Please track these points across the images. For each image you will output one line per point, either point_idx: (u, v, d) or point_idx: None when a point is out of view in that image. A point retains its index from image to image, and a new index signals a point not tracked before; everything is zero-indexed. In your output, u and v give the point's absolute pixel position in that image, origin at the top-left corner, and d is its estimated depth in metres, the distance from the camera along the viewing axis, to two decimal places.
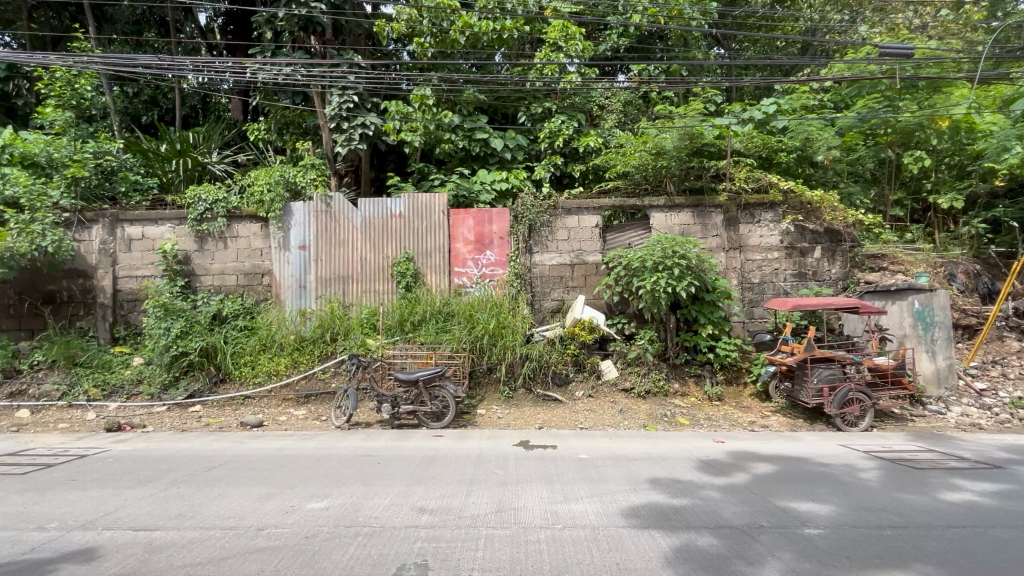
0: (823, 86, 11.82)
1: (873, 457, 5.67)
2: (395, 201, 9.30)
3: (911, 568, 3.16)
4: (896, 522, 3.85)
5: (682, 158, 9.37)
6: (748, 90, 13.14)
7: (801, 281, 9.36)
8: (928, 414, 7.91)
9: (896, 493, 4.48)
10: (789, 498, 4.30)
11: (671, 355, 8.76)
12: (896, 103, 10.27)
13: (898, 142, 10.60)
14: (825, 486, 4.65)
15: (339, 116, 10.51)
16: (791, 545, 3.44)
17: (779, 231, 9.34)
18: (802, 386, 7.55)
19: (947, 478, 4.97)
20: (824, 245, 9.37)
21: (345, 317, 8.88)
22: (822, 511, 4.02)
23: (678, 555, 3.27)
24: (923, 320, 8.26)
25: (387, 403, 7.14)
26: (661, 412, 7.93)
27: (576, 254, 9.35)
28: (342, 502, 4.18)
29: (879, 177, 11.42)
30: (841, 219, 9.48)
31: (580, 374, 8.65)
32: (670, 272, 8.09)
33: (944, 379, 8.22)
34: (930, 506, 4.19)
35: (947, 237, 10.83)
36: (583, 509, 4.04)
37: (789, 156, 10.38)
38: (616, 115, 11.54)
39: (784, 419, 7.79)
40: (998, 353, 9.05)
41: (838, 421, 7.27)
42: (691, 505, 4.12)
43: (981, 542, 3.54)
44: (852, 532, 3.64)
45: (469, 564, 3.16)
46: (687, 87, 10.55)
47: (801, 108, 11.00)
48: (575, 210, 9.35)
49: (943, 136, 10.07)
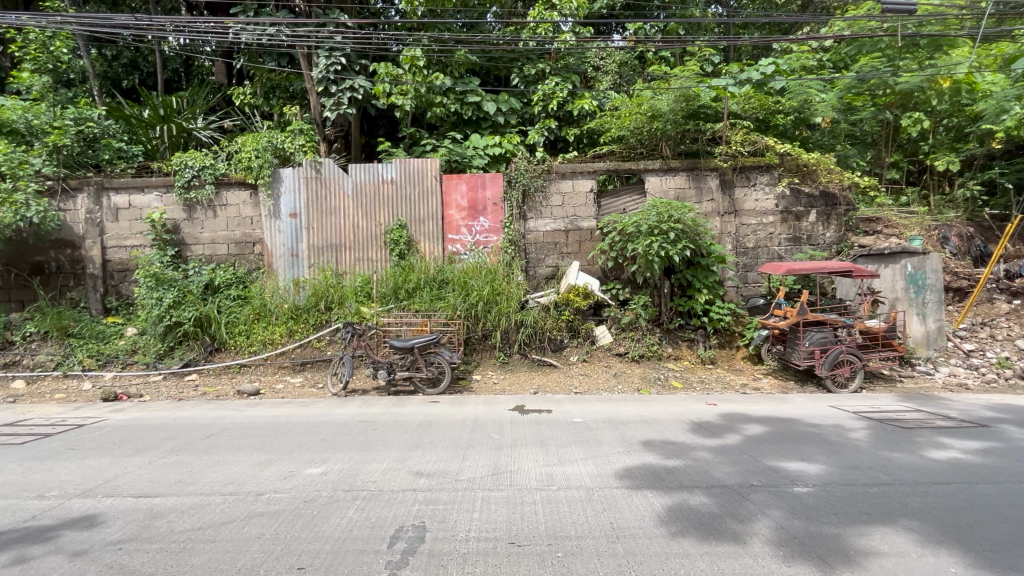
0: (823, 45, 11.66)
1: (862, 417, 5.78)
2: (387, 167, 9.14)
3: (896, 524, 3.24)
4: (883, 479, 3.94)
5: (678, 121, 9.21)
6: (746, 50, 12.90)
7: (795, 245, 9.38)
8: (916, 375, 8.06)
9: (883, 452, 4.58)
10: (781, 459, 4.38)
11: (664, 320, 8.87)
12: (896, 63, 10.12)
13: (897, 103, 10.45)
14: (815, 446, 4.75)
15: (327, 78, 10.22)
16: (782, 503, 3.51)
17: (775, 195, 9.28)
18: (793, 349, 7.64)
19: (934, 436, 5.08)
20: (819, 209, 9.35)
21: (339, 285, 8.82)
22: (812, 470, 4.10)
23: (670, 514, 3.34)
24: (915, 283, 8.31)
25: (383, 370, 7.17)
26: (654, 375, 8.03)
27: (570, 220, 9.29)
28: (340, 467, 4.24)
29: (877, 140, 11.21)
30: (837, 182, 9.41)
31: (574, 339, 8.69)
32: (665, 237, 8.08)
33: (933, 341, 8.37)
34: (917, 464, 4.30)
35: (941, 199, 10.78)
36: (577, 471, 4.11)
37: (786, 118, 10.25)
38: (611, 77, 11.30)
39: (775, 381, 7.92)
40: (987, 315, 9.15)
41: (829, 382, 7.39)
42: (685, 466, 4.20)
43: (964, 498, 3.64)
44: (840, 490, 3.73)
45: (467, 525, 3.22)
46: (684, 47, 10.31)
47: (800, 68, 10.89)
48: (570, 173, 9.22)
49: (943, 97, 10.02)
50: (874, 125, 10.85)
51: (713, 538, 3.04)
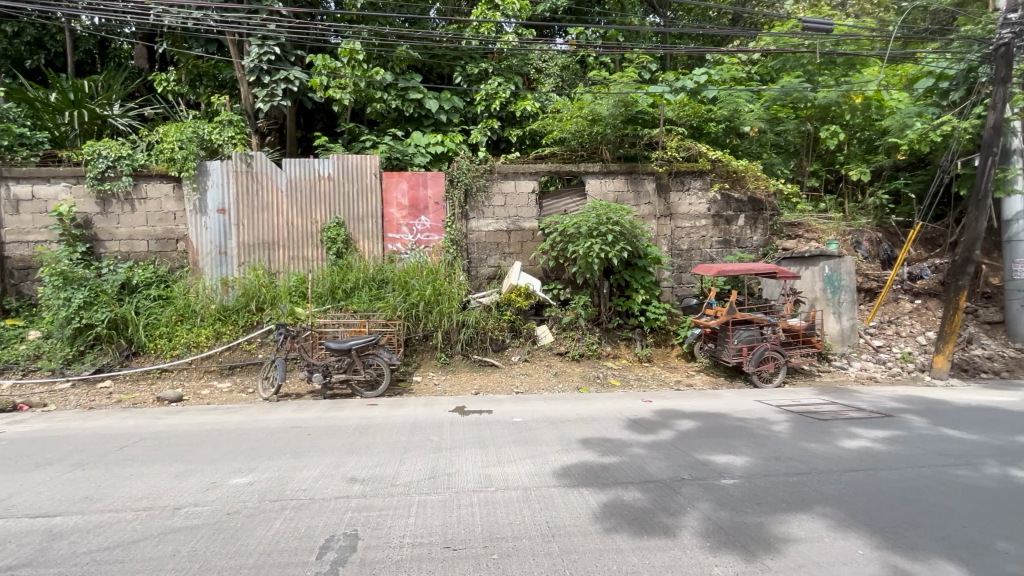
0: (751, 58, 12.28)
1: (784, 411, 6.13)
2: (323, 163, 8.83)
3: (812, 510, 3.45)
4: (801, 469, 4.19)
5: (617, 125, 9.45)
6: (681, 59, 13.43)
7: (725, 248, 9.84)
8: (832, 369, 8.65)
9: (802, 443, 4.87)
10: (709, 452, 4.57)
11: (604, 319, 9.06)
12: (816, 79, 10.95)
13: (816, 116, 11.30)
14: (741, 439, 4.99)
15: (259, 68, 9.76)
16: (710, 495, 3.66)
17: (707, 200, 9.70)
18: (723, 346, 8.02)
19: (847, 427, 5.47)
20: (747, 214, 9.86)
21: (272, 285, 8.42)
22: (738, 462, 4.30)
23: (605, 511, 3.41)
24: (831, 283, 8.94)
25: (319, 373, 6.90)
26: (594, 373, 8.19)
27: (512, 220, 9.32)
28: (269, 476, 4.04)
29: (799, 149, 11.96)
30: (764, 188, 9.96)
31: (516, 339, 8.77)
32: (603, 239, 8.26)
33: (847, 338, 9.03)
34: (830, 453, 4.60)
35: (855, 207, 11.66)
36: (515, 471, 4.12)
37: (718, 126, 10.74)
38: (553, 80, 11.46)
39: (707, 377, 8.29)
40: (894, 313, 9.95)
41: (755, 378, 7.79)
42: (620, 463, 4.29)
43: (871, 483, 3.93)
44: (763, 480, 3.93)
45: (401, 531, 3.14)
46: (624, 53, 10.55)
47: (731, 79, 11.42)
48: (512, 174, 9.25)
49: (856, 112, 10.87)
50: (796, 136, 11.58)
51: (644, 533, 3.12)
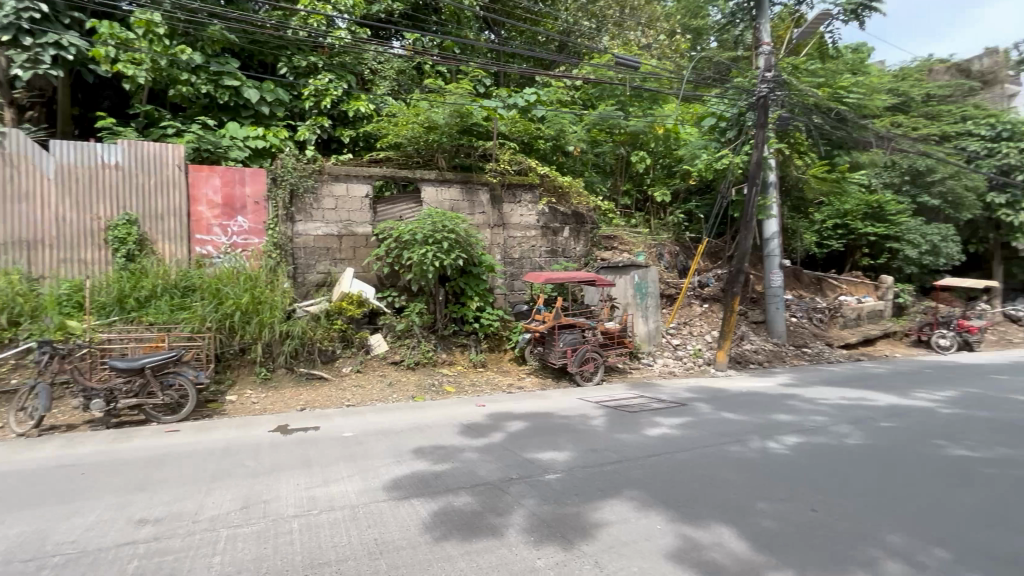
0: (575, 84, 13.36)
1: (601, 406, 6.75)
2: (108, 149, 7.57)
3: (621, 495, 3.83)
4: (614, 458, 4.63)
5: (453, 135, 9.62)
6: (513, 78, 14.15)
7: (552, 257, 10.58)
8: (641, 366, 9.76)
9: (615, 434, 5.40)
10: (536, 450, 4.82)
11: (439, 326, 9.10)
12: (627, 109, 12.47)
13: (628, 141, 12.63)
14: (564, 435, 5.35)
15: (16, 26, 7.95)
16: (535, 491, 3.85)
17: (537, 212, 10.33)
18: (550, 348, 8.57)
19: (651, 417, 6.20)
20: (571, 226, 10.75)
21: (33, 294, 6.86)
22: (561, 458, 4.60)
23: (435, 520, 3.37)
24: (640, 290, 10.12)
25: (99, 398, 5.76)
26: (429, 381, 8.10)
27: (344, 225, 8.85)
28: (19, 531, 3.24)
29: (614, 170, 13.30)
30: (585, 204, 10.96)
31: (348, 349, 8.28)
32: (439, 246, 8.28)
33: (652, 337, 10.30)
34: (637, 441, 5.17)
35: (660, 223, 13.23)
36: (343, 489, 3.89)
37: (545, 144, 11.49)
38: (389, 83, 11.21)
39: (536, 379, 8.75)
40: (688, 316, 11.64)
41: (578, 377, 8.43)
42: (452, 469, 4.31)
43: (668, 465, 4.49)
44: (582, 472, 4.25)
45: (202, 573, 2.75)
46: (460, 65, 10.76)
47: (558, 101, 12.29)
48: (343, 176, 8.79)
49: (658, 141, 12.52)
50: (612, 158, 12.94)
51: (473, 536, 3.16)
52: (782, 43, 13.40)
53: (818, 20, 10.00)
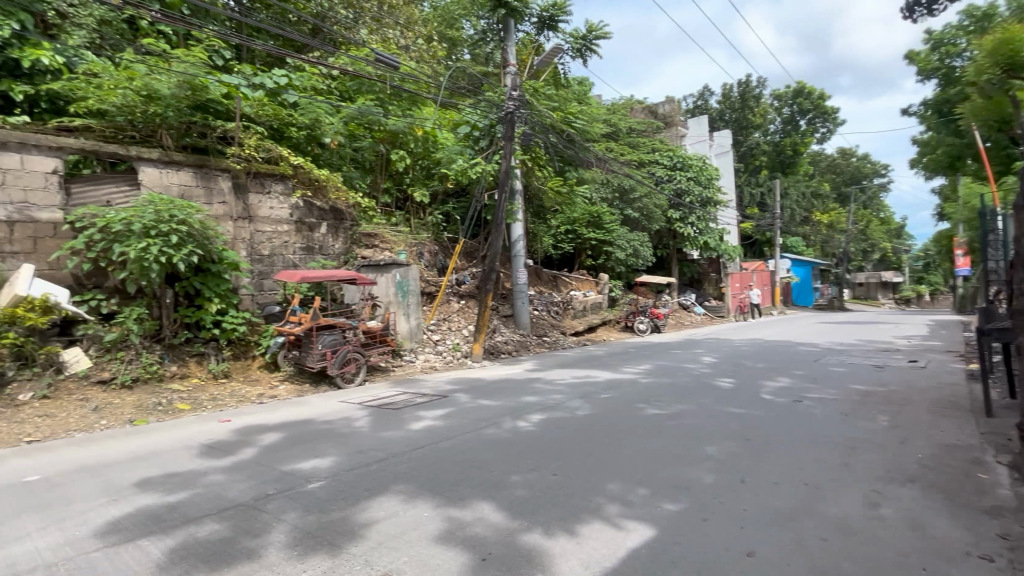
0: (331, 72, 12.70)
1: (365, 407, 6.64)
2: None
3: (390, 490, 3.84)
4: (380, 456, 4.61)
5: (181, 110, 8.31)
6: (259, 55, 12.81)
7: (308, 254, 10.03)
8: (404, 363, 9.88)
9: (380, 433, 5.37)
10: (295, 461, 4.49)
11: (166, 335, 7.73)
12: (386, 106, 12.48)
13: (388, 139, 12.59)
14: (326, 441, 5.10)
15: None
16: (297, 503, 3.59)
17: (289, 205, 9.66)
18: (308, 352, 7.96)
19: (414, 412, 6.35)
20: (329, 222, 10.50)
21: None
22: (323, 464, 4.38)
23: (173, 557, 2.88)
24: (401, 289, 10.28)
25: None
26: (153, 401, 6.74)
27: (19, 207, 6.87)
28: None
29: (373, 167, 13.03)
30: (343, 200, 10.75)
31: (26, 370, 6.39)
32: (164, 240, 7.01)
33: (414, 335, 10.57)
34: (403, 437, 5.25)
35: (419, 223, 13.56)
36: (30, 548, 3.01)
37: (298, 132, 10.69)
38: (86, 33, 9.20)
39: (291, 386, 8.09)
40: (446, 312, 12.36)
41: (339, 380, 8.08)
42: (192, 497, 3.72)
43: (433, 455, 4.67)
44: (348, 475, 4.13)
45: None
46: (191, 29, 9.26)
47: (312, 88, 11.52)
48: (16, 145, 6.84)
49: (417, 142, 12.84)
50: (371, 154, 12.63)
51: (224, 565, 2.80)
52: (525, 67, 15.08)
53: (552, 52, 11.55)
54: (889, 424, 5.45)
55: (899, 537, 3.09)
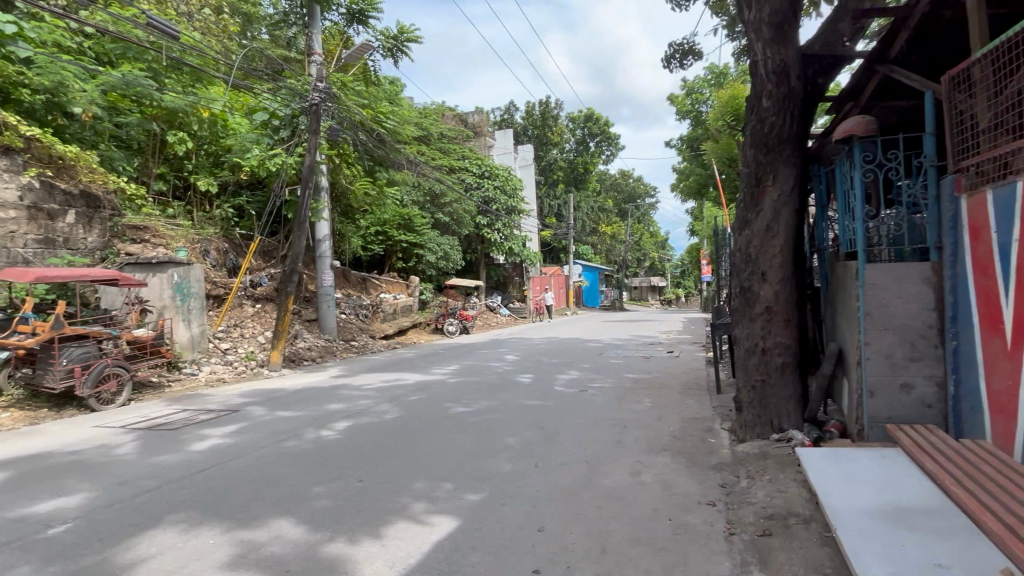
0: (83, 28, 10.48)
1: (129, 430, 5.65)
2: None
3: (164, 522, 3.37)
4: (150, 485, 3.99)
5: None
6: None
7: (48, 248, 8.39)
8: (183, 377, 8.61)
9: (150, 459, 4.64)
10: (28, 504, 3.64)
11: None
12: (161, 79, 10.82)
13: (162, 118, 10.93)
14: (75, 475, 4.23)
15: None
16: (31, 555, 2.93)
17: (19, 185, 7.95)
18: (46, 371, 6.47)
19: (197, 431, 5.62)
20: (79, 210, 8.91)
21: None
22: (70, 503, 3.63)
23: None
24: (180, 292, 8.99)
25: None
26: None
27: None
28: None
29: (143, 148, 11.28)
30: (101, 184, 9.19)
31: None
32: None
33: (196, 344, 9.27)
34: (181, 460, 4.62)
35: (203, 216, 12.09)
36: None
37: (34, 97, 8.68)
38: None
39: (20, 413, 6.47)
40: (237, 317, 11.20)
41: (92, 402, 6.65)
42: None
43: (220, 476, 4.20)
44: (106, 512, 3.50)
45: None
46: None
47: (54, 44, 9.39)
48: None
49: (202, 125, 11.37)
50: (139, 133, 10.75)
51: None
52: (332, 58, 14.38)
53: (361, 48, 11.19)
54: (650, 405, 6.54)
55: (654, 497, 3.74)
